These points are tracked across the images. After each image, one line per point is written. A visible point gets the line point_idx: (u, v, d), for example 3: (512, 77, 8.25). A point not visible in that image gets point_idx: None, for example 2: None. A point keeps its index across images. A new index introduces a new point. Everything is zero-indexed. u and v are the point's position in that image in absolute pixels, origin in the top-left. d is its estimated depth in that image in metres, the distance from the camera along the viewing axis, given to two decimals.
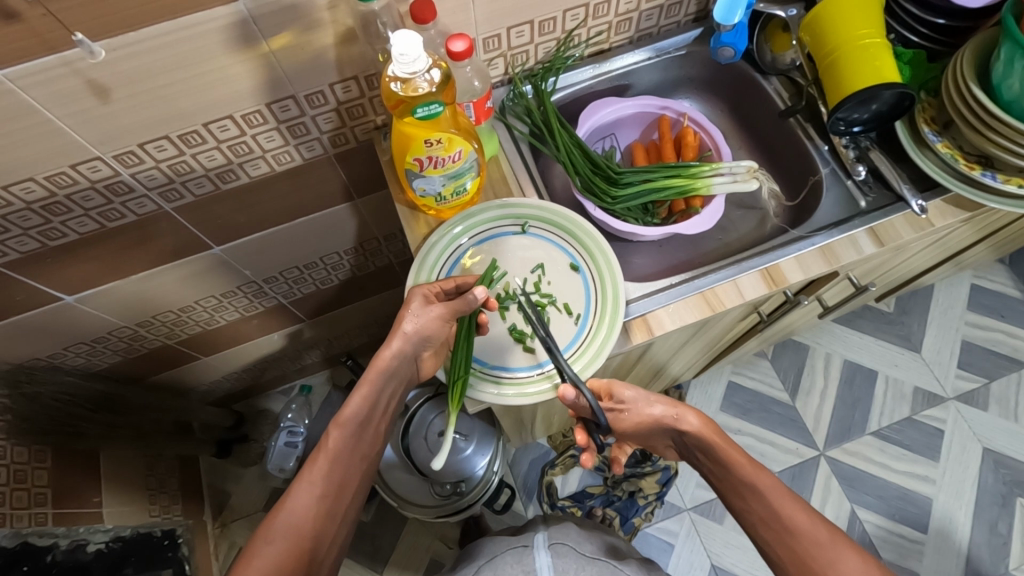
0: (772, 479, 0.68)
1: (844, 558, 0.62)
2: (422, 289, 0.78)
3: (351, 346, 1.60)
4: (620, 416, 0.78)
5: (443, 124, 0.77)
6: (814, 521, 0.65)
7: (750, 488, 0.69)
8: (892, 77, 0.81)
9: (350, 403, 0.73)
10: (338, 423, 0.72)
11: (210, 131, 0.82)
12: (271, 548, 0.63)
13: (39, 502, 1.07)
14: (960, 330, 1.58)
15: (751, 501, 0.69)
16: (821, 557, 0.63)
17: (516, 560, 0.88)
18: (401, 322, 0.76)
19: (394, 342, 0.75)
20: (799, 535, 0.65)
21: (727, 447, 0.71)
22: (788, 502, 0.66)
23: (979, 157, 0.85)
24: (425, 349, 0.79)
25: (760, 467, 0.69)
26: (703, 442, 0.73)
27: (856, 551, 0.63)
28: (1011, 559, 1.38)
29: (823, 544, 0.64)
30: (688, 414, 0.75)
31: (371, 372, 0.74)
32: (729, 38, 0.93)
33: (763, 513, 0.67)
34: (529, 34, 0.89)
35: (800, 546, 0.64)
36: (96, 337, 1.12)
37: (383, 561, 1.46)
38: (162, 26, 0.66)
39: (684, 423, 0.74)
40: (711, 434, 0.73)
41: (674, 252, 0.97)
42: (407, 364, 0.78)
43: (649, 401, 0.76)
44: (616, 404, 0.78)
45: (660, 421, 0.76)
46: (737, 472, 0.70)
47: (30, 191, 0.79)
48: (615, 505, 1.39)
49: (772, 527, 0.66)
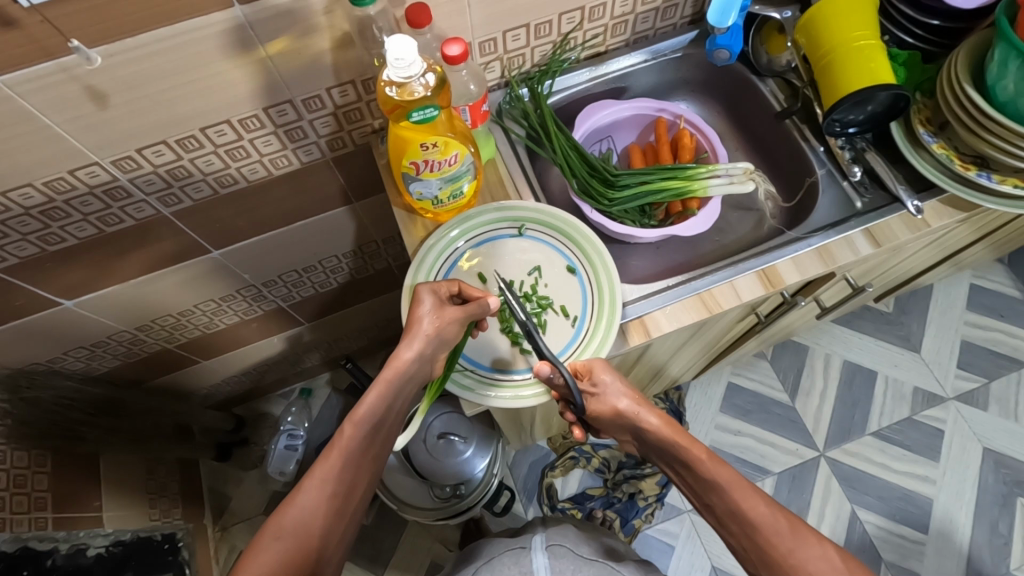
0: (733, 474, 0.69)
1: (803, 546, 0.62)
2: (432, 286, 0.78)
3: (350, 349, 1.60)
4: (591, 400, 0.80)
5: (440, 127, 0.77)
6: (774, 512, 0.65)
7: (712, 483, 0.70)
8: (887, 79, 0.81)
9: (367, 401, 0.74)
10: (353, 421, 0.72)
11: (208, 135, 0.82)
12: (278, 543, 0.63)
13: (39, 506, 1.07)
14: (959, 330, 1.58)
15: (712, 495, 0.70)
16: (781, 546, 0.63)
17: (513, 562, 0.88)
18: (420, 323, 0.76)
19: (414, 345, 0.75)
20: (759, 525, 0.65)
21: (686, 443, 0.74)
22: (748, 494, 0.67)
23: (974, 157, 0.85)
24: (442, 351, 0.79)
25: (721, 463, 0.71)
26: (662, 440, 0.77)
27: (816, 537, 0.63)
28: (1011, 559, 1.38)
29: (784, 533, 0.64)
30: (649, 413, 0.79)
31: (388, 372, 0.75)
32: (725, 40, 0.93)
33: (725, 507, 0.69)
34: (525, 37, 0.90)
35: (760, 537, 0.64)
36: (95, 341, 1.12)
37: (384, 564, 1.46)
38: (160, 32, 0.67)
39: (645, 422, 0.78)
40: (670, 432, 0.77)
41: (671, 253, 0.98)
42: (426, 366, 0.78)
43: (619, 392, 0.79)
44: (591, 386, 0.79)
45: (624, 414, 0.79)
46: (697, 467, 0.72)
47: (28, 196, 0.79)
48: (616, 507, 1.40)
49: (733, 518, 0.67)
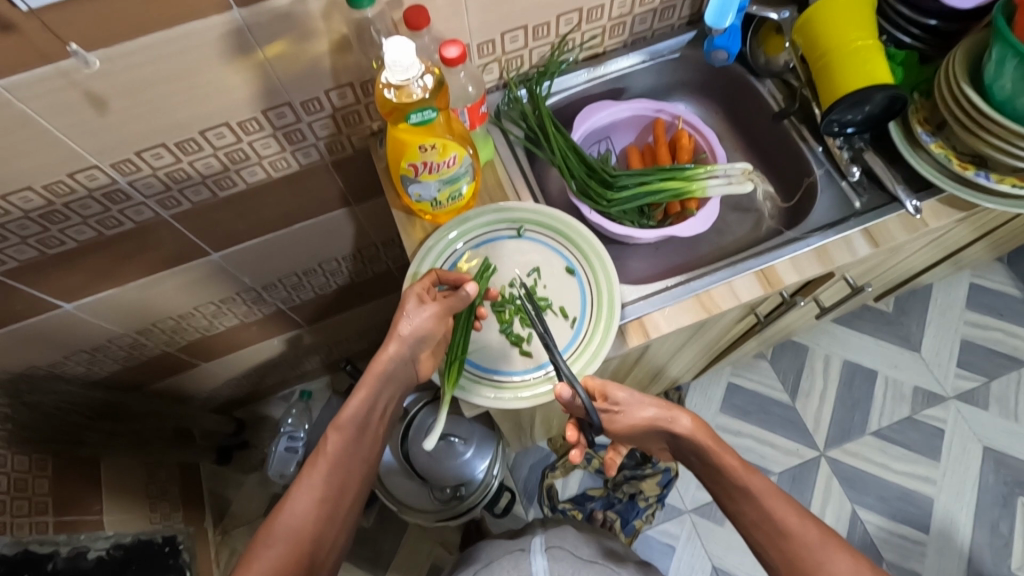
0: (765, 482, 0.69)
1: (834, 560, 0.63)
2: (416, 289, 0.77)
3: (350, 351, 1.60)
4: (614, 418, 0.77)
5: (438, 130, 0.77)
6: (805, 522, 0.66)
7: (742, 490, 0.69)
8: (884, 79, 0.81)
9: (348, 406, 0.73)
10: (336, 426, 0.72)
11: (207, 138, 0.82)
12: (271, 551, 0.63)
13: (39, 510, 1.07)
14: (959, 330, 1.58)
15: (743, 504, 0.69)
16: (812, 559, 0.64)
17: (513, 565, 0.88)
18: (396, 326, 0.75)
19: (391, 346, 0.75)
20: (791, 536, 0.65)
21: (719, 450, 0.71)
22: (780, 504, 0.67)
23: (972, 157, 0.85)
24: (422, 348, 0.79)
25: (752, 470, 0.70)
26: (696, 444, 0.73)
27: (846, 550, 0.64)
28: (1013, 559, 1.38)
29: (814, 545, 0.64)
30: (681, 416, 0.74)
31: (369, 376, 0.74)
32: (722, 41, 0.93)
33: (755, 516, 0.68)
34: (524, 39, 0.90)
35: (792, 548, 0.65)
36: (95, 344, 1.12)
37: (385, 566, 1.45)
38: (159, 36, 0.67)
39: (679, 426, 0.73)
40: (703, 437, 0.72)
41: (670, 254, 0.98)
42: (407, 365, 0.78)
43: (643, 403, 0.75)
44: (611, 405, 0.76)
45: (654, 423, 0.75)
46: (728, 474, 0.70)
47: (28, 200, 0.79)
48: (616, 507, 1.40)
49: (764, 528, 0.67)
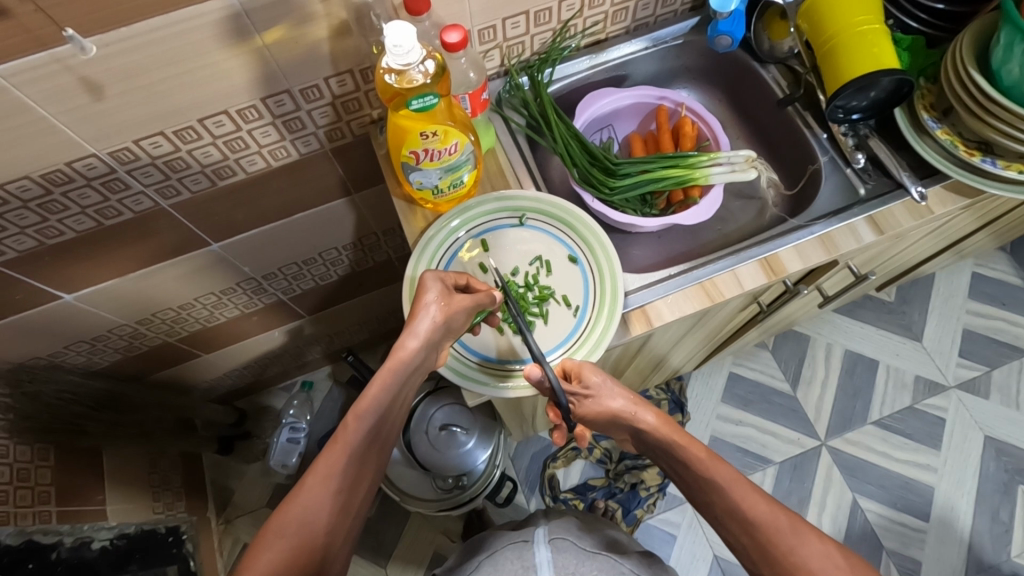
0: (731, 471, 0.68)
1: (805, 543, 0.61)
2: (439, 276, 0.75)
3: (351, 342, 1.60)
4: (583, 402, 0.76)
5: (439, 116, 0.76)
6: (774, 509, 0.64)
7: (708, 480, 0.69)
8: (891, 64, 0.80)
9: (369, 393, 0.70)
10: (356, 415, 0.69)
11: (206, 126, 0.82)
12: (282, 542, 0.62)
13: (43, 500, 1.06)
14: (961, 319, 1.58)
15: (711, 493, 0.68)
16: (782, 543, 0.61)
17: (516, 556, 0.87)
18: (425, 311, 0.73)
19: (420, 331, 0.72)
20: (758, 522, 0.63)
21: (686, 442, 0.72)
22: (747, 491, 0.66)
23: (978, 143, 0.84)
24: (447, 337, 0.76)
25: (718, 460, 0.70)
26: (661, 439, 0.75)
27: (816, 534, 0.61)
28: (1012, 546, 1.38)
29: (783, 530, 0.62)
30: (646, 412, 0.76)
31: (390, 363, 0.71)
32: (727, 25, 0.91)
33: (725, 505, 0.66)
34: (525, 25, 0.89)
35: (760, 534, 0.63)
36: (96, 335, 1.12)
37: (387, 556, 1.46)
38: (156, 20, 0.66)
39: (642, 421, 0.76)
40: (668, 431, 0.75)
41: (673, 243, 0.97)
42: (430, 355, 0.75)
43: (613, 392, 0.76)
44: (582, 388, 0.76)
45: (620, 415, 0.77)
46: (693, 465, 0.71)
47: (26, 189, 0.78)
48: (617, 497, 1.41)
49: (734, 516, 0.65)
